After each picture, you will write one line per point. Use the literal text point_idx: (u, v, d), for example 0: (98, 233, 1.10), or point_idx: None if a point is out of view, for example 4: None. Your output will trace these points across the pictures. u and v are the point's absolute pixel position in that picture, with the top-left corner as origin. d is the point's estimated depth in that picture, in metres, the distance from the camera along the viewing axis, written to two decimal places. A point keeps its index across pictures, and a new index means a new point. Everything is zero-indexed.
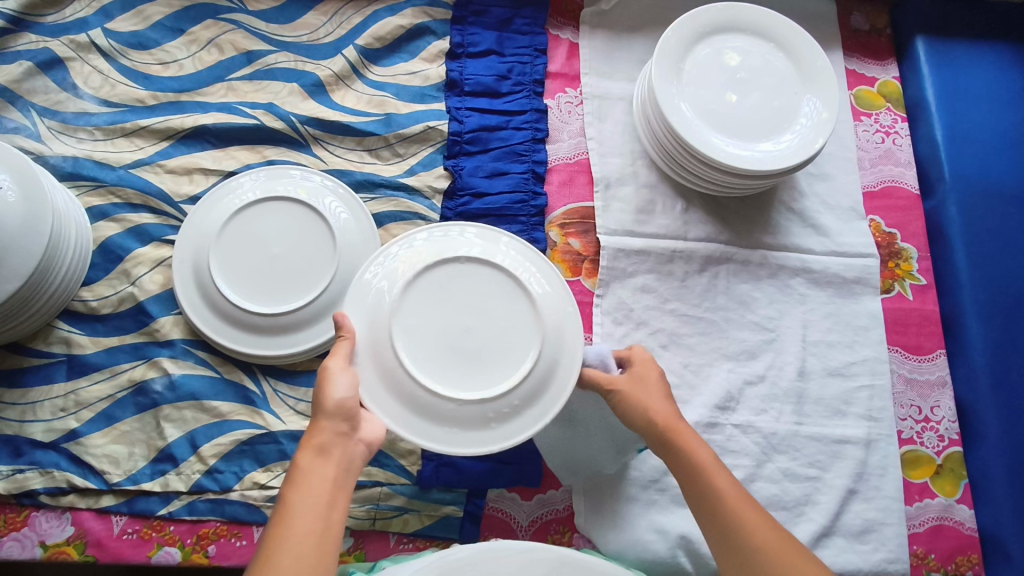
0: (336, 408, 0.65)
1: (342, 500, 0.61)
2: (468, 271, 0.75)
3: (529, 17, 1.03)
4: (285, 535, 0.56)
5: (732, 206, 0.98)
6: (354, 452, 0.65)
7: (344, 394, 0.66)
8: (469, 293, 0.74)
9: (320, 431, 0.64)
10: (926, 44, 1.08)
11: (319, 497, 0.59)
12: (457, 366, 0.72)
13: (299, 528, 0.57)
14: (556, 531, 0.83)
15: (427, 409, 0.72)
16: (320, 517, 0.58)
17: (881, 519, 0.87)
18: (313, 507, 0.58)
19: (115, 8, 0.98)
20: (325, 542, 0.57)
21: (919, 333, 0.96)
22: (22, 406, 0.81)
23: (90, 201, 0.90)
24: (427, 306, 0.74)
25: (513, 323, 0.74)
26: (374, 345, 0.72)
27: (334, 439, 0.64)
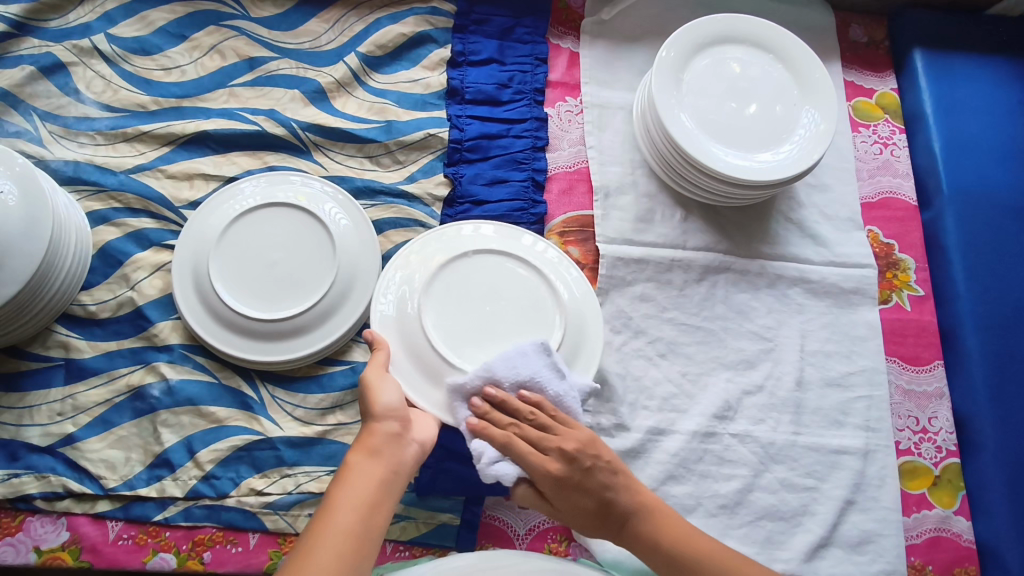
0: (386, 411, 0.67)
1: (385, 502, 0.63)
2: (477, 261, 0.81)
3: (530, 26, 1.04)
4: (325, 531, 0.59)
5: (731, 216, 0.99)
6: (404, 454, 0.66)
7: (392, 398, 0.68)
8: (485, 280, 0.80)
9: (373, 434, 0.66)
10: (924, 56, 1.08)
11: (365, 496, 0.61)
12: (493, 346, 0.77)
13: (341, 526, 0.59)
14: (554, 539, 0.82)
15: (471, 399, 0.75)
16: (363, 516, 0.60)
17: (878, 530, 0.87)
18: (358, 505, 0.61)
19: (119, 13, 0.98)
20: (364, 543, 0.59)
21: (917, 344, 0.97)
22: (19, 410, 0.81)
23: (91, 206, 0.90)
24: (453, 298, 0.79)
25: (537, 298, 0.80)
26: (411, 349, 0.77)
27: (386, 441, 0.66)
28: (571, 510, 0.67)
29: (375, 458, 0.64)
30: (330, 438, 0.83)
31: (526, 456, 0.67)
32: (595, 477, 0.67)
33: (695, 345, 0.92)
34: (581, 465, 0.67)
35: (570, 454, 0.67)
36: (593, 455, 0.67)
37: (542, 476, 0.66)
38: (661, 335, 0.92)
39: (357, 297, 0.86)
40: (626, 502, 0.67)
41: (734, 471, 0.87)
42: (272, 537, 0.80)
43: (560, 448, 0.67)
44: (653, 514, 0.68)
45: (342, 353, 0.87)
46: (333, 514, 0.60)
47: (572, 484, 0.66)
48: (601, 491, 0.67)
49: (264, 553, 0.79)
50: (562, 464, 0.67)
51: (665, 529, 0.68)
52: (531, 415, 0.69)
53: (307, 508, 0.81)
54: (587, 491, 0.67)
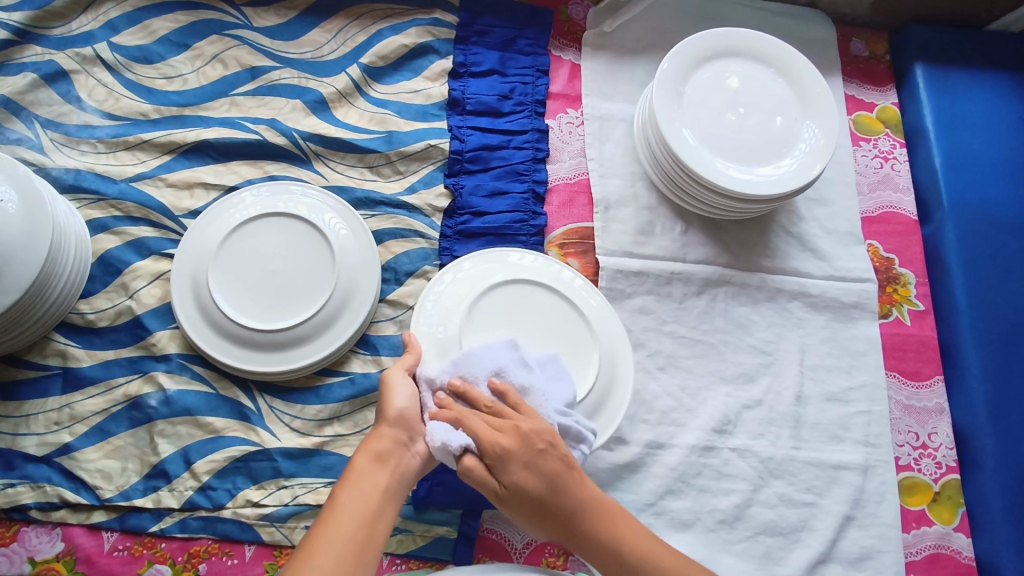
0: (397, 416, 0.66)
1: (389, 510, 0.61)
2: (509, 295, 0.81)
3: (532, 38, 1.04)
4: (329, 534, 0.57)
5: (732, 230, 0.98)
6: (410, 464, 0.65)
7: (404, 402, 0.67)
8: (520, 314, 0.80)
9: (380, 438, 0.64)
10: (925, 71, 1.08)
11: (367, 501, 0.60)
12: None
13: (343, 529, 0.58)
14: (551, 553, 0.82)
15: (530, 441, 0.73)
16: (361, 520, 0.59)
17: (878, 546, 0.86)
18: (361, 510, 0.60)
19: (122, 22, 0.99)
20: (364, 549, 0.58)
21: (917, 359, 0.96)
22: (16, 419, 0.81)
23: (90, 214, 0.90)
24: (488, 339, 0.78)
25: (572, 330, 0.81)
26: None
27: (393, 448, 0.64)
28: (516, 489, 0.61)
29: (379, 464, 0.63)
30: (328, 450, 0.83)
31: (478, 427, 0.63)
32: (546, 460, 0.61)
33: (694, 358, 0.92)
34: (532, 449, 0.61)
35: (522, 433, 0.62)
36: (544, 435, 0.62)
37: (489, 447, 0.61)
38: (660, 348, 0.92)
39: (357, 309, 0.86)
40: (566, 505, 0.62)
41: (734, 486, 0.87)
42: (267, 549, 0.79)
43: (516, 427, 0.62)
44: (608, 519, 0.63)
45: (340, 364, 0.87)
46: (335, 517, 0.59)
47: (524, 459, 0.61)
48: (552, 476, 0.61)
49: (259, 565, 0.79)
50: (516, 441, 0.61)
51: (620, 536, 0.63)
52: (489, 403, 0.65)
53: (304, 521, 0.80)
54: (536, 472, 0.61)
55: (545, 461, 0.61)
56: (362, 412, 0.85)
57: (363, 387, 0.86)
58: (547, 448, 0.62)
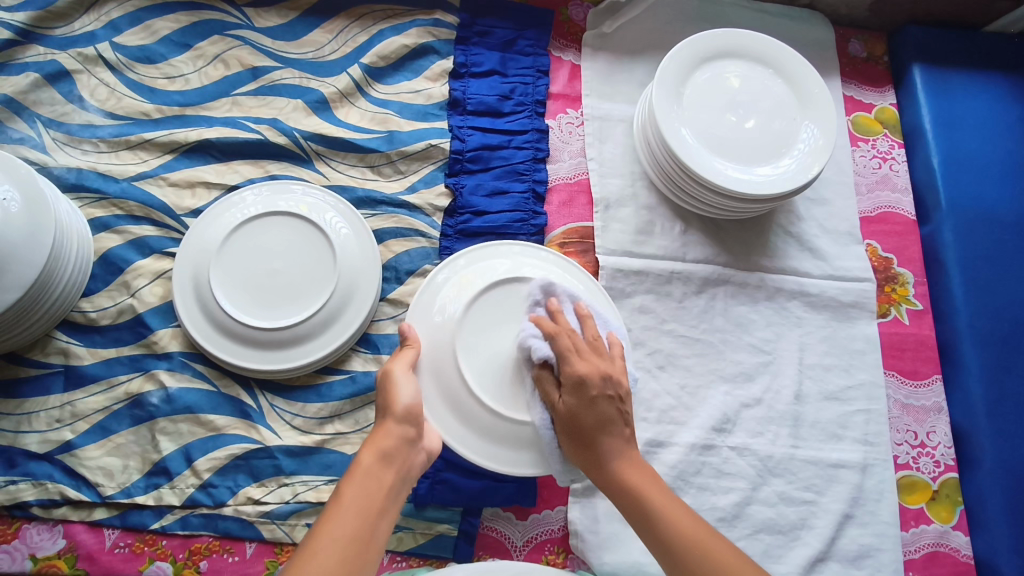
0: (403, 414, 0.66)
1: (390, 509, 0.62)
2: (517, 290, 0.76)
3: (532, 38, 1.05)
4: (335, 530, 0.57)
5: (731, 229, 0.99)
6: (412, 460, 0.66)
7: (410, 399, 0.68)
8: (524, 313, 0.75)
9: (387, 435, 0.65)
10: (923, 72, 1.09)
11: (375, 499, 0.60)
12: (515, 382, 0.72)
13: (348, 525, 0.58)
14: (551, 551, 0.82)
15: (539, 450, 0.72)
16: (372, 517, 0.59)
17: (877, 544, 0.86)
18: (368, 508, 0.60)
19: (124, 22, 0.99)
20: (369, 545, 0.58)
21: (916, 358, 0.97)
22: (17, 417, 0.81)
23: (92, 213, 0.90)
24: (474, 350, 0.73)
25: None
26: (435, 364, 0.74)
27: (398, 445, 0.65)
28: (569, 411, 0.67)
29: (386, 463, 0.63)
30: (329, 447, 0.83)
31: (566, 350, 0.68)
32: (609, 408, 0.67)
33: (694, 357, 0.92)
34: (606, 389, 0.67)
35: (608, 375, 0.67)
36: (615, 385, 0.68)
37: (572, 372, 0.67)
38: (660, 347, 0.92)
39: (357, 308, 0.86)
40: (608, 444, 0.67)
41: (733, 484, 0.87)
42: (268, 547, 0.80)
43: (600, 368, 0.68)
44: (639, 470, 0.67)
45: (341, 362, 0.87)
46: (344, 512, 0.58)
47: (595, 393, 0.66)
48: (609, 418, 0.67)
49: (260, 562, 0.79)
50: (594, 375, 0.67)
51: (643, 484, 0.66)
52: (595, 338, 0.70)
53: (305, 518, 0.81)
54: (596, 410, 0.66)
55: (610, 407, 0.67)
56: (363, 410, 0.86)
57: (364, 385, 0.86)
58: (615, 399, 0.67)
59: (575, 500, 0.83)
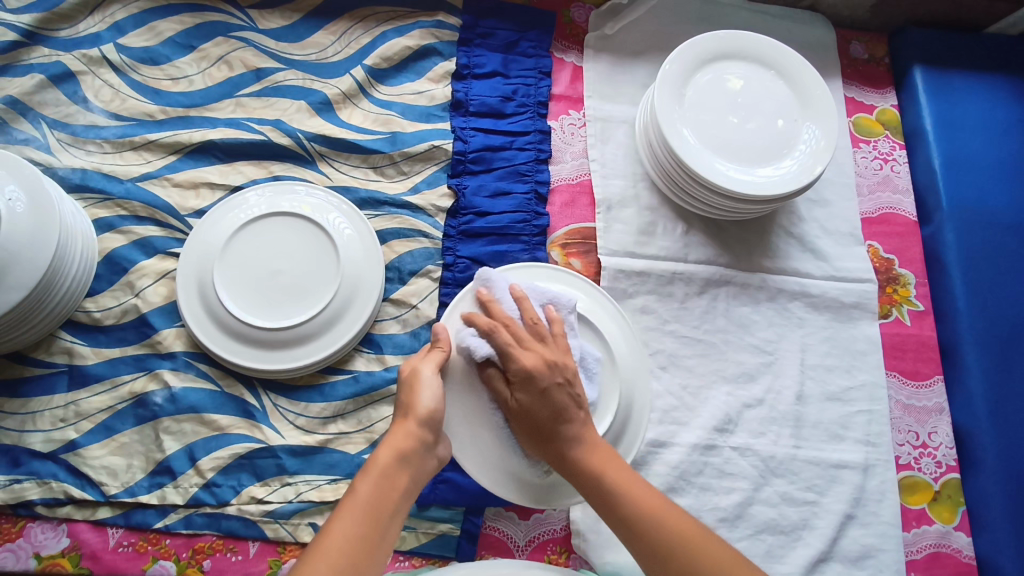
0: (426, 417, 0.66)
1: (399, 514, 0.62)
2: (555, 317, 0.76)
3: (534, 40, 1.05)
4: (343, 529, 0.57)
5: (732, 230, 0.99)
6: (425, 465, 0.66)
7: (433, 402, 0.67)
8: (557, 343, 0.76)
9: (404, 437, 0.64)
10: (924, 74, 1.09)
11: (388, 503, 0.61)
12: None
13: (358, 526, 0.58)
14: (553, 551, 0.83)
15: (528, 473, 0.74)
16: (383, 521, 0.60)
17: (878, 545, 0.86)
18: (378, 511, 0.60)
19: (128, 24, 1.00)
20: (377, 548, 0.58)
21: (917, 358, 0.97)
22: (22, 416, 0.81)
23: (97, 213, 0.91)
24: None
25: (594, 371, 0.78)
26: (465, 374, 0.73)
27: (416, 449, 0.65)
28: (524, 408, 0.67)
29: (402, 465, 0.63)
30: (332, 447, 0.84)
31: (506, 346, 0.67)
32: (562, 393, 0.67)
33: (696, 357, 0.92)
34: (553, 377, 0.67)
35: (552, 361, 0.67)
36: (562, 370, 0.68)
37: (517, 367, 0.66)
38: (662, 347, 0.92)
39: (360, 307, 0.86)
40: (573, 432, 0.66)
41: (735, 484, 0.87)
42: (271, 546, 0.80)
43: (540, 353, 0.68)
44: (597, 449, 0.67)
45: (344, 362, 0.88)
46: (357, 513, 0.58)
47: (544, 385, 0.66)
48: (558, 407, 0.66)
49: (263, 562, 0.79)
50: (540, 366, 0.66)
51: (602, 465, 0.65)
52: (534, 321, 0.70)
53: (308, 517, 0.81)
54: (549, 401, 0.66)
55: (561, 394, 0.67)
56: (365, 410, 0.86)
57: (367, 385, 0.86)
58: (565, 384, 0.67)
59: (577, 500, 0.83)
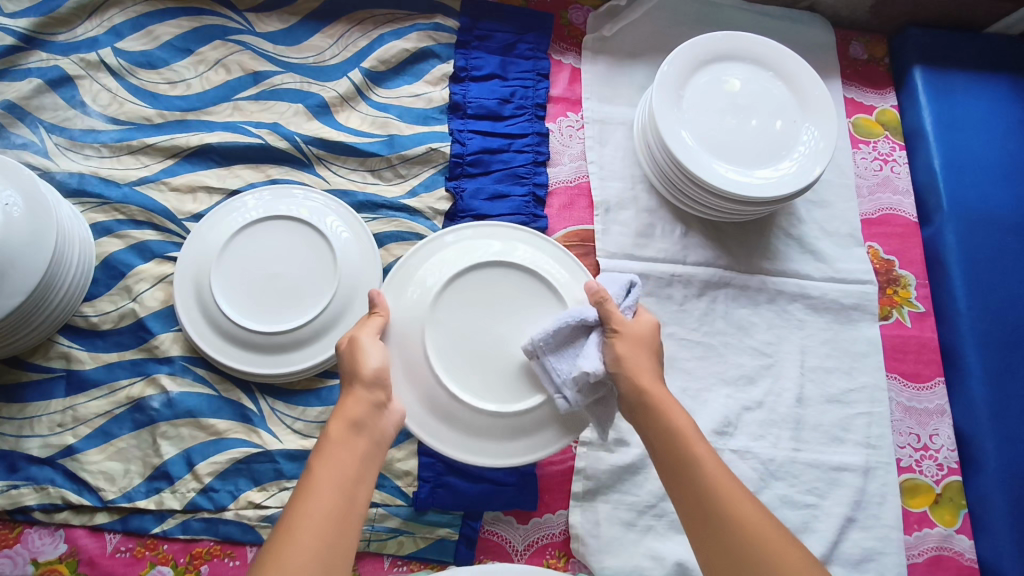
0: (373, 378, 0.65)
1: (368, 474, 0.60)
2: (493, 278, 0.76)
3: (532, 42, 1.05)
4: (310, 507, 0.54)
5: (731, 231, 0.99)
6: (386, 424, 0.64)
7: (379, 363, 0.66)
8: (500, 304, 0.75)
9: (354, 402, 0.63)
10: (924, 73, 1.09)
11: (354, 469, 0.59)
12: (489, 373, 0.73)
13: (326, 498, 0.55)
14: (552, 555, 0.82)
15: (488, 432, 0.73)
16: (346, 491, 0.57)
17: (879, 548, 0.86)
18: (344, 478, 0.58)
19: (126, 28, 1.00)
20: (348, 517, 0.56)
21: (918, 360, 0.97)
22: (19, 421, 0.81)
23: (94, 218, 0.91)
24: (447, 327, 0.74)
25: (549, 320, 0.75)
26: (404, 344, 0.73)
27: (369, 410, 0.63)
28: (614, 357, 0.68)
29: (358, 430, 0.61)
30: None
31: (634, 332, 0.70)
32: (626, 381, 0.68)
33: (695, 360, 0.92)
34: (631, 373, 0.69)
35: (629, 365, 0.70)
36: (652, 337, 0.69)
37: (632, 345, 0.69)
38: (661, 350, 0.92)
39: (358, 310, 0.86)
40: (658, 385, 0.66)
41: None
42: None
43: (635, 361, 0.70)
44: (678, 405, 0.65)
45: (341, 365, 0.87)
46: (324, 485, 0.56)
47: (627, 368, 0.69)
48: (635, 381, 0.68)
49: None
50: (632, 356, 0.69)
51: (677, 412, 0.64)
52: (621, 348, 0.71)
53: None
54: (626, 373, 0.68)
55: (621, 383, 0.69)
56: None
57: None
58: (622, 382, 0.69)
59: (576, 504, 0.83)
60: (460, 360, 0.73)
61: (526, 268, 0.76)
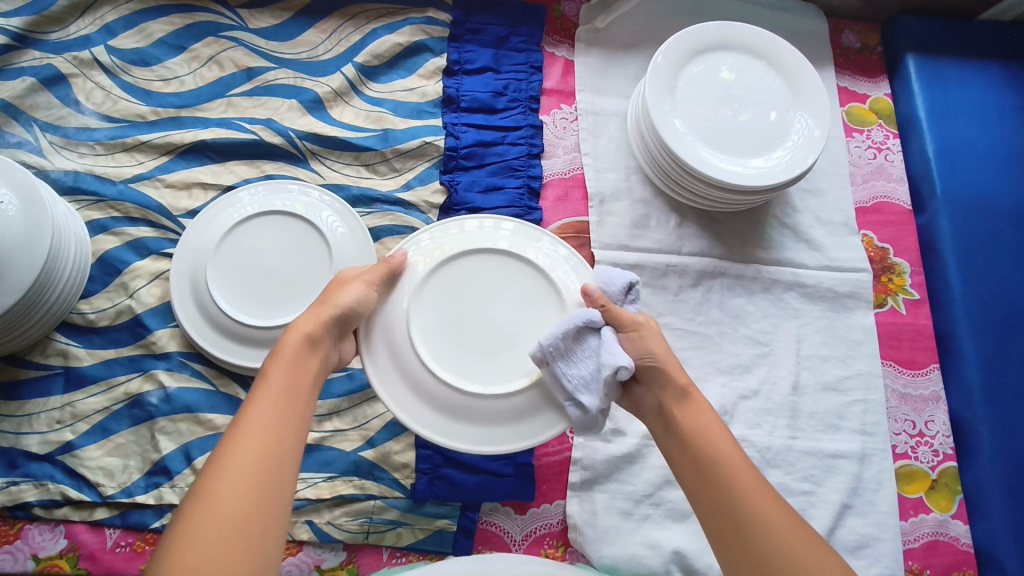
0: (340, 311, 0.68)
1: (314, 392, 0.64)
2: (468, 265, 0.73)
3: (525, 35, 1.05)
4: (257, 416, 0.58)
5: (725, 221, 0.99)
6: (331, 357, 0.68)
7: (356, 300, 0.69)
8: (483, 289, 0.72)
9: (311, 325, 0.66)
10: (917, 61, 1.09)
11: (299, 386, 0.62)
12: (492, 360, 0.70)
13: (273, 409, 0.59)
14: (551, 545, 0.83)
15: (510, 418, 0.69)
16: (293, 404, 0.61)
17: (876, 534, 0.86)
18: (291, 393, 0.61)
19: (118, 25, 1.00)
20: (294, 427, 0.59)
21: (913, 347, 0.97)
22: (18, 418, 0.82)
23: (90, 215, 0.91)
24: (436, 326, 0.71)
25: (535, 292, 0.73)
26: (395, 352, 0.70)
27: (323, 335, 0.67)
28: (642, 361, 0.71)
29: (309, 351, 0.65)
30: (327, 444, 0.84)
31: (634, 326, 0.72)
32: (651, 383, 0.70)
33: (690, 349, 0.92)
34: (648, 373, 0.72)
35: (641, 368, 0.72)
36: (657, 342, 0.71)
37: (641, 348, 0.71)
38: None
39: None
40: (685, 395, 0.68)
41: None
42: None
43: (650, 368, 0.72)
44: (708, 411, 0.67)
45: None
46: (272, 398, 0.60)
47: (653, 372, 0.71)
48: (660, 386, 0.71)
49: None
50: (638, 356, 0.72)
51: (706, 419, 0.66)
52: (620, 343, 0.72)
53: (304, 515, 0.80)
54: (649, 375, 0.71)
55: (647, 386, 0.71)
56: (361, 407, 0.86)
57: (362, 381, 0.86)
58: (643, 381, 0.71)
59: (574, 493, 0.84)
60: (460, 352, 0.70)
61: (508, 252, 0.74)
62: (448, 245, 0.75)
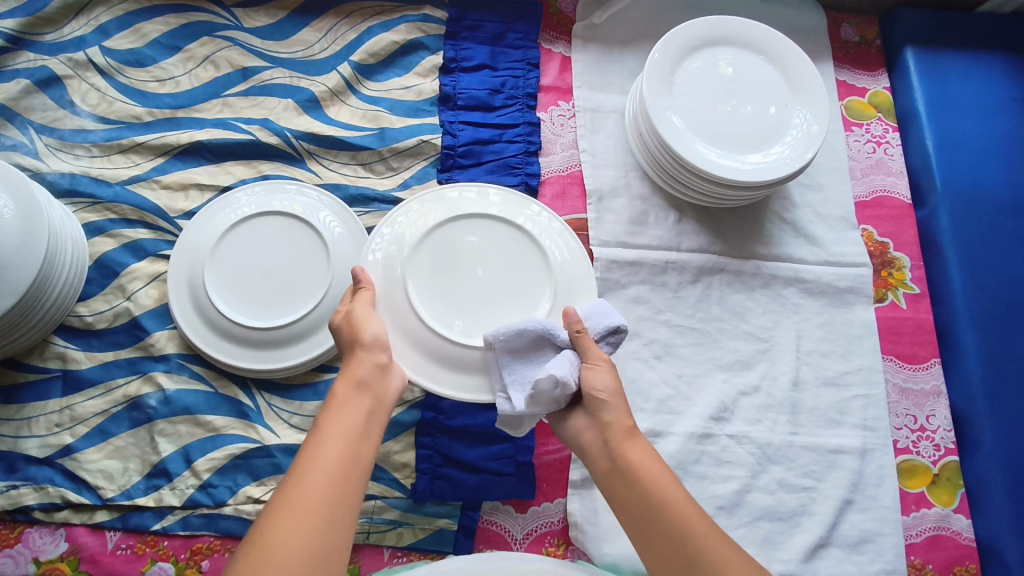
0: (374, 341, 0.69)
1: (373, 431, 0.65)
2: (459, 229, 0.78)
3: (522, 31, 1.04)
4: (320, 458, 0.59)
5: (725, 217, 0.99)
6: (387, 386, 0.68)
7: (379, 329, 0.70)
8: (474, 251, 0.77)
9: (359, 363, 0.67)
10: (915, 55, 1.08)
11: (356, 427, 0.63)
12: (486, 316, 0.75)
13: (334, 452, 0.60)
14: (552, 543, 0.83)
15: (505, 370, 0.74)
16: (353, 446, 0.62)
17: (877, 529, 0.86)
18: (349, 434, 0.62)
19: (113, 26, 0.99)
20: (354, 468, 0.60)
21: (914, 341, 0.97)
22: (17, 422, 0.82)
23: (87, 218, 0.90)
24: (431, 289, 0.75)
25: (523, 255, 0.78)
26: (394, 310, 0.74)
27: (373, 372, 0.67)
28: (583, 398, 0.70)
29: (362, 390, 0.66)
30: None
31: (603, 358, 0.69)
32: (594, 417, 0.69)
33: (690, 346, 0.92)
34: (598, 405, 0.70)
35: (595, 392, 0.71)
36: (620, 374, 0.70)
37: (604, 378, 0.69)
38: (656, 337, 0.92)
39: None
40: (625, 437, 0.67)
41: (732, 472, 0.87)
42: None
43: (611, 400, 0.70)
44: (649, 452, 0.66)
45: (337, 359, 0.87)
46: (332, 441, 0.61)
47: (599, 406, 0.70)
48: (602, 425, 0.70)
49: None
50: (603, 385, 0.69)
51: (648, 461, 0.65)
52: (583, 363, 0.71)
53: None
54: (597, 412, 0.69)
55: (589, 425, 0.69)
56: None
57: None
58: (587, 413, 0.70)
59: (575, 491, 0.83)
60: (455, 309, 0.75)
61: (497, 216, 0.79)
62: (433, 214, 0.79)
